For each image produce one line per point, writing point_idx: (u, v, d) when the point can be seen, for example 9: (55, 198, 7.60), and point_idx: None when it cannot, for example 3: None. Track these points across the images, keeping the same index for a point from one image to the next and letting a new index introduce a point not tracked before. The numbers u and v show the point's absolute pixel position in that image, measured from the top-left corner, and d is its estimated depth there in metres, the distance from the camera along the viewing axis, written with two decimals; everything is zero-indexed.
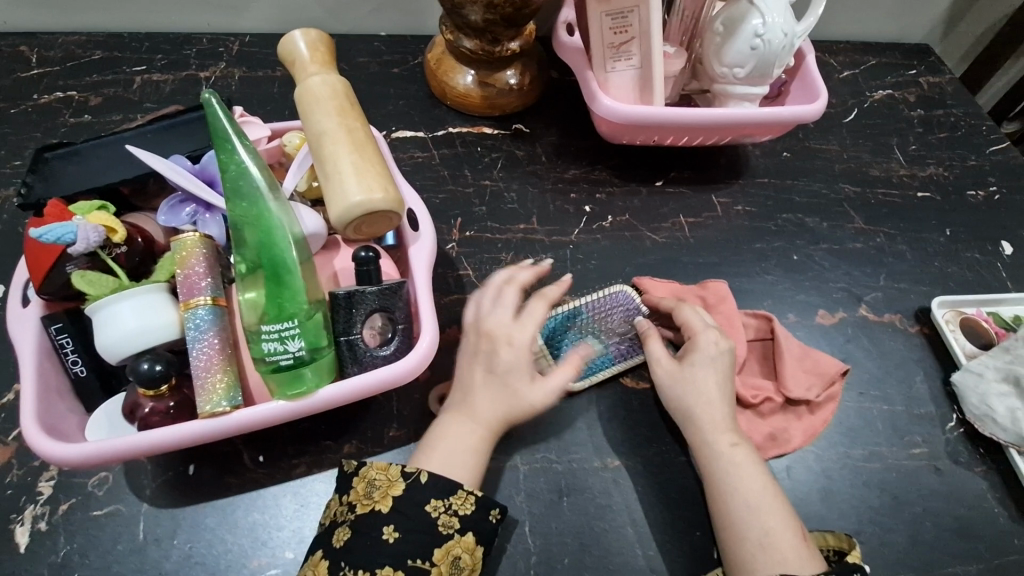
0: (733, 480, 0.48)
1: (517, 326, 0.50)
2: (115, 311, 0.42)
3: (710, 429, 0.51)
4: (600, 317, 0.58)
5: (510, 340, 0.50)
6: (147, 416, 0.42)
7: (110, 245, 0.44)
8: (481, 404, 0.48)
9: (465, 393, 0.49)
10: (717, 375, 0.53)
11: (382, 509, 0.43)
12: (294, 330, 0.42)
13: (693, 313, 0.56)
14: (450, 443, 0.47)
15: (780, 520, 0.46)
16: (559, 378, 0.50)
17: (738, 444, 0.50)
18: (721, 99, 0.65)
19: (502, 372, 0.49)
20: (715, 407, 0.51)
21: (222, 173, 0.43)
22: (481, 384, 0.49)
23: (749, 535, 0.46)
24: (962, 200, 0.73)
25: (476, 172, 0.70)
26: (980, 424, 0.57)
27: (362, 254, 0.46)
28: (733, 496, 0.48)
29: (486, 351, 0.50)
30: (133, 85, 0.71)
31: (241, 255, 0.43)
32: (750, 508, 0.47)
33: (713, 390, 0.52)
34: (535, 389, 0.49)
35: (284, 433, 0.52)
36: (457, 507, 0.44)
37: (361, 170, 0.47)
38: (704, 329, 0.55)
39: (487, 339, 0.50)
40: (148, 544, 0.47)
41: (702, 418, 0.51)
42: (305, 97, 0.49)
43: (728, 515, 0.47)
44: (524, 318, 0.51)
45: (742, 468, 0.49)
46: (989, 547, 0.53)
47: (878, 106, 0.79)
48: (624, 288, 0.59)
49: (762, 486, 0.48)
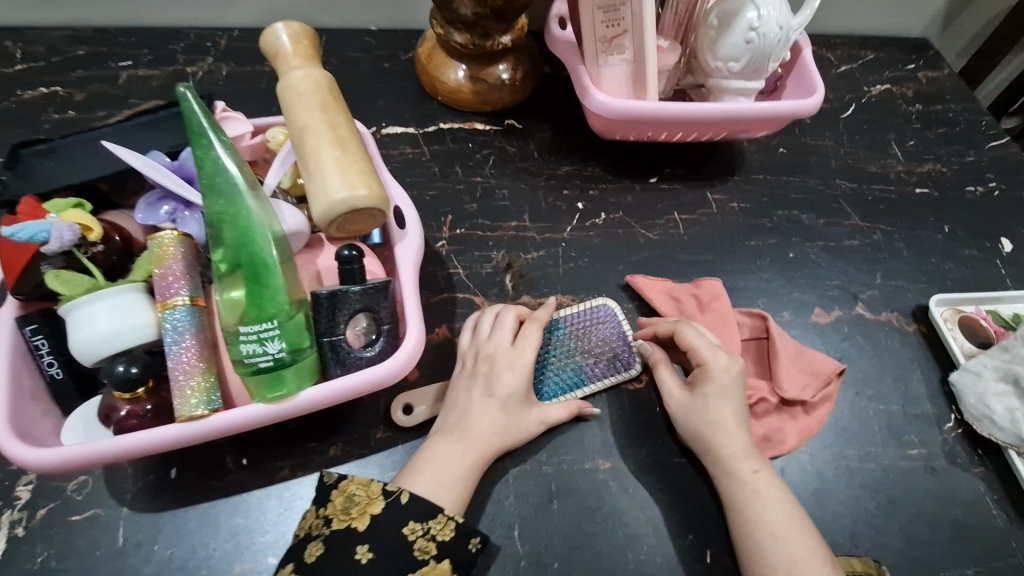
0: (757, 509, 0.48)
1: (516, 353, 0.52)
2: (88, 312, 0.41)
3: (732, 456, 0.50)
4: (579, 333, 0.56)
5: (509, 364, 0.51)
6: (123, 420, 0.41)
7: (87, 244, 0.43)
8: (476, 429, 0.49)
9: (461, 417, 0.50)
10: (732, 404, 0.52)
11: (359, 527, 0.43)
12: (273, 331, 0.41)
13: (694, 334, 0.55)
14: (437, 465, 0.47)
15: (803, 547, 0.46)
16: (561, 411, 0.52)
17: (760, 470, 0.50)
18: (716, 94, 0.64)
19: (502, 395, 0.50)
20: (732, 436, 0.51)
21: (199, 171, 0.42)
22: (478, 407, 0.50)
23: (773, 563, 0.45)
24: (960, 196, 0.72)
25: (467, 169, 0.68)
26: (978, 424, 0.56)
27: (345, 253, 0.45)
28: (756, 525, 0.47)
29: (485, 375, 0.51)
30: (119, 81, 0.69)
31: (220, 255, 0.42)
32: (772, 536, 0.46)
33: (729, 418, 0.51)
34: (532, 416, 0.51)
35: (267, 435, 0.51)
36: (435, 531, 0.43)
37: (345, 167, 0.46)
38: (712, 354, 0.53)
39: (487, 364, 0.52)
40: (127, 550, 0.46)
41: (717, 443, 0.51)
42: (288, 93, 0.48)
43: (751, 544, 0.47)
44: (523, 344, 0.52)
45: (766, 495, 0.48)
46: (986, 550, 0.52)
47: (876, 101, 0.78)
48: (608, 303, 0.58)
49: (788, 515, 0.47)
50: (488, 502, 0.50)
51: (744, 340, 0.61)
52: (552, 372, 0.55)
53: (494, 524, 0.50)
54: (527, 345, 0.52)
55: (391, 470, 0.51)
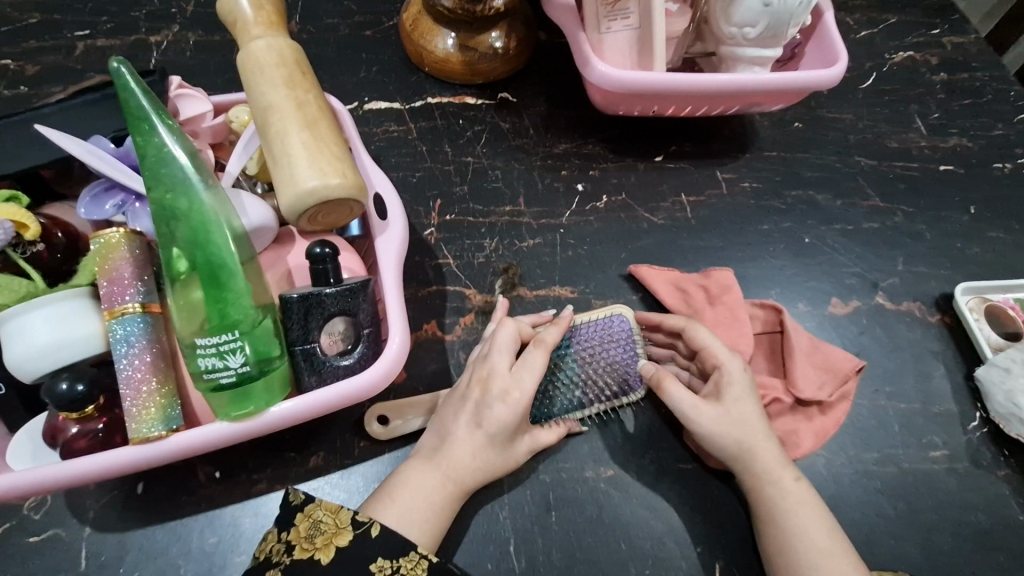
0: (801, 520, 0.45)
1: (512, 381, 0.45)
2: (25, 323, 0.36)
3: (773, 462, 0.47)
4: (584, 348, 0.50)
5: (501, 396, 0.45)
6: (72, 441, 0.37)
7: (23, 242, 0.38)
8: (459, 457, 0.45)
9: (441, 441, 0.46)
10: (755, 405, 0.49)
11: (321, 559, 0.39)
12: (236, 342, 0.36)
13: (703, 333, 0.51)
14: (415, 492, 0.43)
15: (846, 563, 0.43)
16: (550, 435, 0.48)
17: (801, 479, 0.47)
18: (728, 63, 0.58)
19: (491, 430, 0.45)
20: (763, 442, 0.47)
21: (140, 160, 0.37)
22: (461, 434, 0.45)
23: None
24: (986, 173, 0.67)
25: (457, 148, 0.63)
26: (1005, 423, 0.53)
27: (316, 250, 0.39)
28: (799, 540, 0.44)
29: (476, 402, 0.46)
30: (75, 52, 0.62)
31: (173, 255, 0.37)
32: (823, 547, 0.43)
33: (755, 423, 0.48)
34: (521, 446, 0.47)
35: (242, 446, 0.47)
36: (406, 571, 0.39)
37: (315, 152, 0.40)
38: (725, 352, 0.50)
39: (479, 389, 0.46)
40: (92, 572, 0.43)
41: (749, 447, 0.47)
42: (249, 66, 0.42)
43: (795, 559, 0.43)
44: (520, 369, 0.46)
45: (806, 507, 0.45)
46: (1008, 556, 0.50)
47: (899, 70, 0.71)
48: (624, 313, 0.52)
49: (829, 528, 0.44)
50: (482, 514, 0.47)
51: (755, 333, 0.56)
52: (546, 390, 0.49)
53: (490, 537, 0.47)
54: (524, 375, 0.45)
55: (375, 482, 0.48)
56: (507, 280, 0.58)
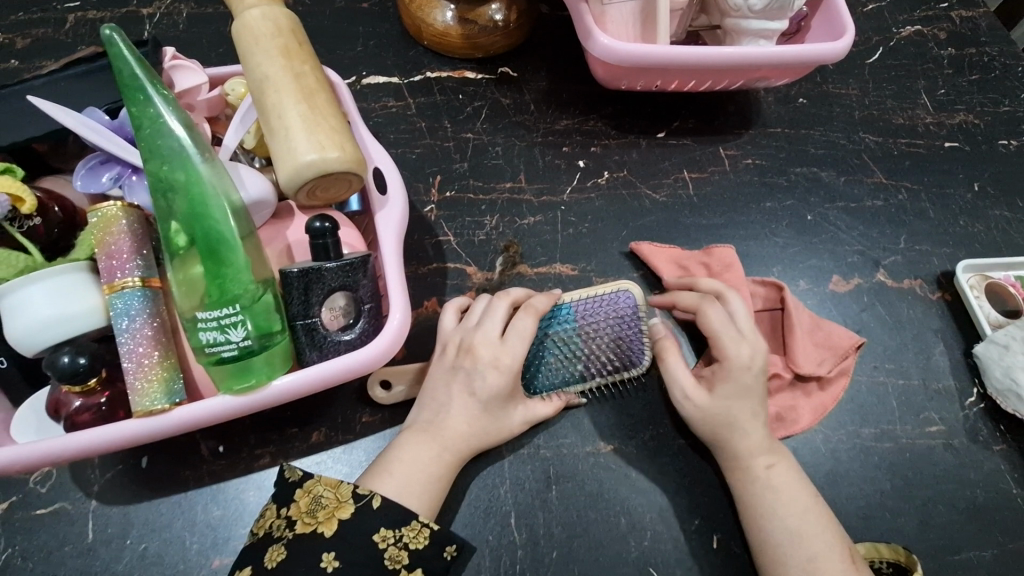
0: (772, 504, 0.45)
1: (502, 348, 0.45)
2: (24, 297, 0.36)
3: (744, 449, 0.47)
4: (588, 322, 0.49)
5: (492, 363, 0.45)
6: (75, 415, 0.37)
7: (19, 216, 0.37)
8: (452, 428, 0.45)
9: (435, 413, 0.46)
10: (751, 402, 0.48)
11: (325, 532, 0.39)
12: (237, 316, 0.36)
13: (720, 320, 0.49)
14: (408, 465, 0.43)
15: (818, 545, 0.43)
16: (547, 407, 0.48)
17: (774, 465, 0.46)
18: (733, 36, 0.57)
19: (484, 396, 0.45)
20: (744, 433, 0.47)
21: (136, 131, 0.36)
22: (456, 406, 0.46)
23: (794, 562, 0.43)
24: (992, 150, 0.66)
25: (457, 124, 0.62)
26: (1002, 399, 0.53)
27: (316, 224, 0.39)
28: (773, 523, 0.44)
29: (465, 370, 0.46)
30: (66, 24, 0.61)
31: (171, 228, 0.37)
32: (792, 531, 0.44)
33: (744, 420, 0.47)
34: (516, 415, 0.47)
35: (244, 422, 0.47)
36: (409, 539, 0.40)
37: (313, 125, 0.40)
38: (737, 345, 0.48)
39: (468, 358, 0.46)
40: (98, 544, 0.44)
41: (731, 436, 0.47)
42: (244, 36, 0.41)
43: (765, 541, 0.44)
44: (511, 336, 0.46)
45: (780, 490, 0.45)
46: (1002, 529, 0.51)
47: (905, 44, 0.70)
48: (630, 288, 0.51)
49: (803, 512, 0.45)
50: (483, 488, 0.48)
51: (756, 311, 0.56)
52: (548, 364, 0.49)
53: (491, 511, 0.47)
54: (515, 341, 0.46)
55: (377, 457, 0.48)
56: (508, 258, 0.57)
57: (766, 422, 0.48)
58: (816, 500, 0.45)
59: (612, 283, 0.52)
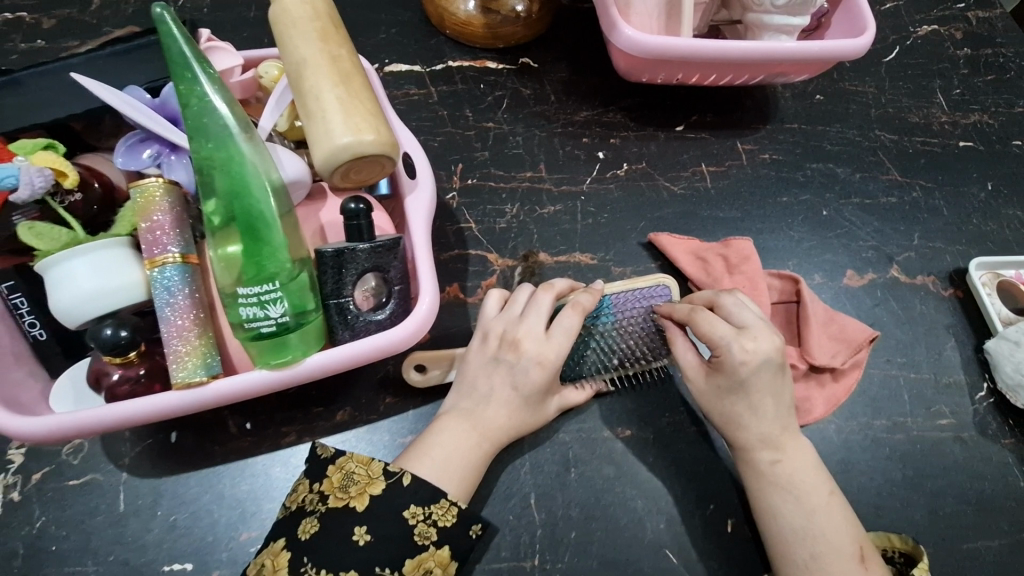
0: (776, 500, 0.45)
1: (544, 343, 0.46)
2: (68, 270, 0.37)
3: (749, 441, 0.46)
4: (626, 317, 0.50)
5: (536, 357, 0.46)
6: (115, 386, 0.38)
7: (61, 191, 0.39)
8: (490, 415, 0.46)
9: (475, 402, 0.46)
10: (764, 400, 0.46)
11: (357, 507, 0.40)
12: (276, 293, 0.37)
13: (711, 321, 0.46)
14: (445, 447, 0.44)
15: (821, 544, 0.43)
16: (579, 395, 0.49)
17: (779, 460, 0.46)
18: (754, 31, 0.58)
19: (520, 386, 0.46)
20: (748, 427, 0.46)
21: (183, 109, 0.37)
22: (495, 394, 0.46)
23: (796, 558, 0.43)
24: (1006, 150, 0.67)
25: (478, 113, 0.63)
26: (1011, 394, 0.54)
27: (351, 206, 0.40)
28: (777, 517, 0.44)
29: (508, 363, 0.46)
30: (91, 5, 0.61)
31: (212, 206, 0.38)
32: (798, 528, 0.43)
33: (743, 414, 0.46)
34: (550, 404, 0.48)
35: (271, 400, 0.48)
36: (437, 517, 0.41)
37: (349, 108, 0.40)
38: (732, 342, 0.45)
39: (508, 349, 0.46)
40: (130, 515, 0.45)
41: (732, 427, 0.47)
42: (282, 20, 0.42)
43: (770, 534, 0.45)
44: (555, 332, 0.46)
45: (787, 487, 0.45)
46: (1009, 521, 0.52)
47: (922, 43, 0.70)
48: (669, 284, 0.51)
49: (809, 511, 0.44)
50: (505, 469, 0.49)
51: (772, 304, 0.57)
52: (586, 357, 0.49)
53: (511, 492, 0.48)
54: (559, 336, 0.46)
55: (401, 436, 0.49)
56: (527, 267, 0.58)
57: (781, 419, 0.46)
58: (828, 500, 0.45)
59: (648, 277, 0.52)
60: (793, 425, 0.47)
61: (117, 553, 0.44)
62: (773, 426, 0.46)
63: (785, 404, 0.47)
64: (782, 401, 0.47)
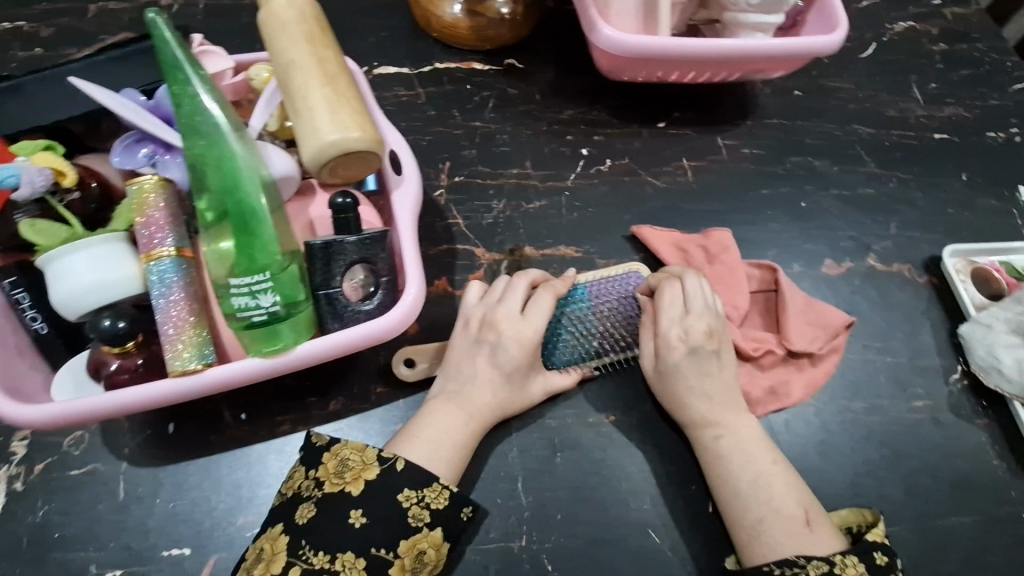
0: (723, 471, 0.48)
1: (523, 323, 0.49)
2: (68, 264, 0.39)
3: (696, 418, 0.49)
4: (603, 302, 0.52)
5: (516, 336, 0.48)
6: (114, 375, 0.40)
7: (61, 190, 0.41)
8: (476, 394, 0.48)
9: (462, 384, 0.49)
10: (709, 377, 0.50)
11: (353, 491, 0.42)
12: (266, 283, 0.39)
13: (671, 299, 0.51)
14: (432, 431, 0.46)
15: (768, 507, 0.45)
16: (565, 379, 0.51)
17: (721, 435, 0.49)
18: (731, 30, 0.60)
19: (504, 367, 0.48)
20: (691, 407, 0.50)
21: (177, 108, 0.39)
22: (480, 377, 0.49)
23: (745, 519, 0.46)
24: (981, 142, 0.69)
25: (466, 113, 0.65)
26: (984, 375, 0.56)
27: (339, 200, 0.42)
28: (728, 481, 0.47)
29: (489, 343, 0.49)
30: (88, 15, 0.62)
31: (207, 202, 0.39)
32: (746, 492, 0.46)
33: (686, 394, 0.49)
34: (535, 386, 0.50)
35: (266, 391, 0.50)
36: (430, 500, 0.43)
37: (335, 106, 0.42)
38: (682, 320, 0.50)
39: (490, 331, 0.49)
40: (130, 503, 0.47)
41: (678, 405, 0.50)
42: (271, 23, 0.44)
43: (723, 498, 0.47)
44: (532, 313, 0.49)
45: (731, 458, 0.48)
46: (983, 498, 0.54)
47: (898, 40, 0.72)
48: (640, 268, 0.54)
49: (753, 478, 0.46)
50: (493, 454, 0.50)
51: (752, 293, 0.59)
52: (564, 341, 0.52)
53: (498, 475, 0.50)
54: (535, 314, 0.49)
55: (392, 424, 0.51)
56: (513, 261, 0.59)
57: (727, 397, 0.50)
58: (770, 468, 0.47)
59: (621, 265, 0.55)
60: (735, 405, 0.50)
61: (118, 539, 0.46)
62: (715, 404, 0.50)
63: (730, 385, 0.51)
64: (730, 382, 0.51)
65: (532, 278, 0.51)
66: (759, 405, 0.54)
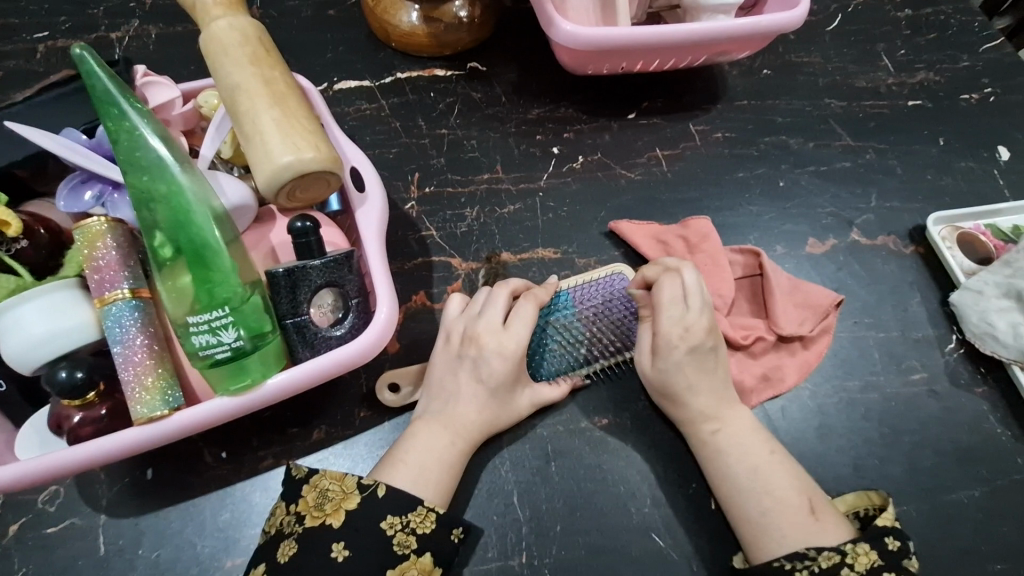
0: (721, 466, 0.46)
1: (505, 335, 0.47)
2: (18, 316, 0.37)
3: (691, 416, 0.48)
4: (586, 307, 0.51)
5: (497, 349, 0.47)
6: (77, 428, 0.38)
7: (7, 240, 0.39)
8: (462, 411, 0.47)
9: (446, 402, 0.47)
10: (706, 372, 0.49)
11: (334, 523, 0.40)
12: (227, 318, 0.37)
13: (671, 296, 0.48)
14: (418, 452, 0.45)
15: (768, 499, 0.44)
16: (555, 390, 0.49)
17: (719, 431, 0.47)
18: (693, 14, 0.58)
19: (490, 381, 0.47)
20: (688, 402, 0.48)
21: (115, 145, 0.37)
22: (464, 392, 0.47)
23: (747, 512, 0.44)
24: (955, 106, 0.68)
25: (431, 122, 0.63)
26: (980, 342, 0.55)
27: (297, 225, 0.40)
28: (727, 475, 0.46)
29: (471, 358, 0.47)
30: (37, 55, 0.61)
31: (158, 240, 0.38)
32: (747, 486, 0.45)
33: (681, 391, 0.48)
34: (522, 397, 0.48)
35: (246, 426, 0.48)
36: (415, 524, 0.41)
37: (285, 127, 0.40)
38: (682, 315, 0.48)
39: (472, 346, 0.47)
40: (112, 556, 0.45)
41: (675, 402, 0.49)
42: (212, 47, 0.42)
43: (723, 493, 0.46)
44: (514, 323, 0.47)
45: (725, 452, 0.46)
46: (989, 468, 0.52)
47: (863, 10, 0.71)
48: (623, 270, 0.53)
49: (751, 470, 0.45)
50: (485, 470, 0.49)
51: (736, 279, 0.58)
52: (552, 351, 0.51)
53: (490, 491, 0.48)
54: (515, 325, 0.47)
55: (378, 449, 0.49)
56: (491, 269, 0.58)
57: (720, 389, 0.49)
58: (770, 458, 0.46)
59: (605, 268, 0.54)
60: (730, 398, 0.49)
61: None
62: (711, 398, 0.48)
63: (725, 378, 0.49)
64: (723, 375, 0.49)
65: (512, 286, 0.49)
66: (753, 394, 0.53)
